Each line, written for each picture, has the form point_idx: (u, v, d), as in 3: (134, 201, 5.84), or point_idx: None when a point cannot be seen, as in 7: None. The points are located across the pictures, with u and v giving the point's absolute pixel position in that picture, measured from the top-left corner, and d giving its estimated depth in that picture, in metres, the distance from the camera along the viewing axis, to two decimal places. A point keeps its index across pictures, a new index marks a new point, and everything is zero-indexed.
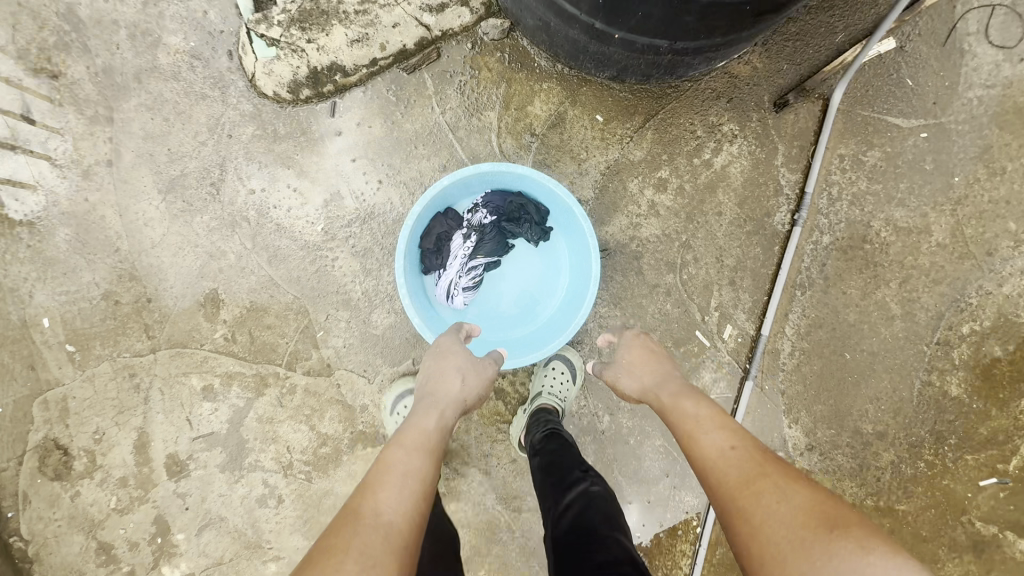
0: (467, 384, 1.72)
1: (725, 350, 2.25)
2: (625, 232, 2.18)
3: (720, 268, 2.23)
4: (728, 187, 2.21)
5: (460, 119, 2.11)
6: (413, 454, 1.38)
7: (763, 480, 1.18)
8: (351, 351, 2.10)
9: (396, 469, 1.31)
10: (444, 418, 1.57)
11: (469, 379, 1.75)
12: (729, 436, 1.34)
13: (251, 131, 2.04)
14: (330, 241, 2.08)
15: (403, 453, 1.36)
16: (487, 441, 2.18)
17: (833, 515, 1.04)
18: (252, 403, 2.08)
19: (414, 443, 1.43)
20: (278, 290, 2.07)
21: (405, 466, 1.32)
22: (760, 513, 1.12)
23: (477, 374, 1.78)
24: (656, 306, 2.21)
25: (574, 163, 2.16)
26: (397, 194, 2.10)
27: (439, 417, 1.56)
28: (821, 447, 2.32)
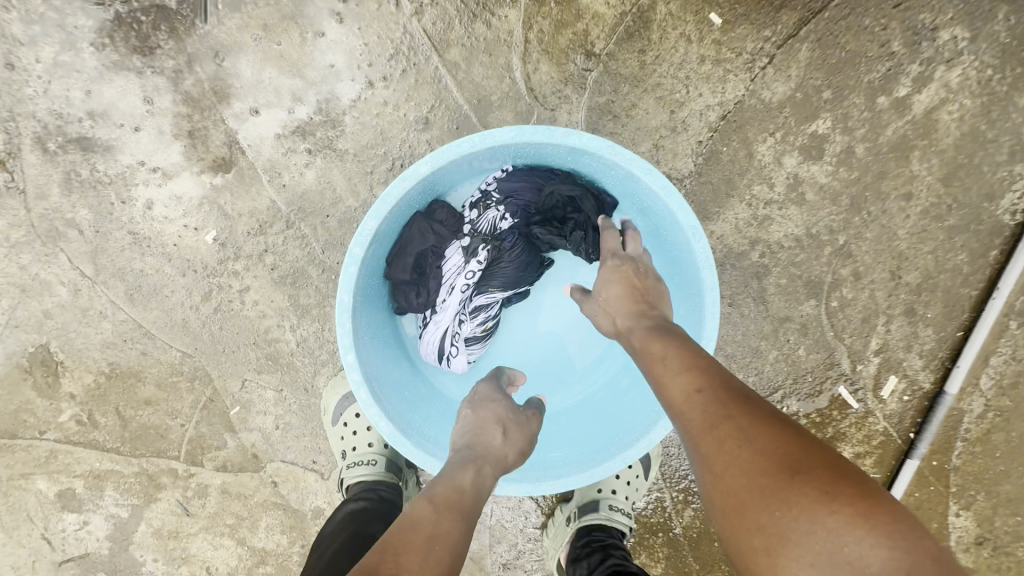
0: (514, 439, 1.01)
1: (884, 412, 1.42)
2: (742, 232, 1.26)
3: (894, 289, 1.33)
4: (929, 149, 1.25)
5: (452, 28, 1.13)
6: (448, 524, 0.78)
7: (741, 434, 0.63)
8: (288, 433, 1.30)
9: (426, 532, 0.75)
10: (488, 485, 0.91)
11: (513, 428, 1.03)
12: (698, 375, 0.73)
13: (59, 59, 1.10)
14: (231, 261, 1.19)
15: (433, 518, 0.78)
16: (506, 551, 1.43)
17: (870, 499, 0.52)
18: (141, 512, 1.33)
19: (444, 499, 0.83)
20: (153, 343, 1.22)
21: (435, 530, 0.76)
22: (753, 526, 0.57)
23: (525, 423, 1.06)
24: (782, 351, 1.35)
25: (664, 108, 1.18)
26: (342, 172, 1.16)
27: (481, 482, 0.91)
28: (997, 539, 1.52)
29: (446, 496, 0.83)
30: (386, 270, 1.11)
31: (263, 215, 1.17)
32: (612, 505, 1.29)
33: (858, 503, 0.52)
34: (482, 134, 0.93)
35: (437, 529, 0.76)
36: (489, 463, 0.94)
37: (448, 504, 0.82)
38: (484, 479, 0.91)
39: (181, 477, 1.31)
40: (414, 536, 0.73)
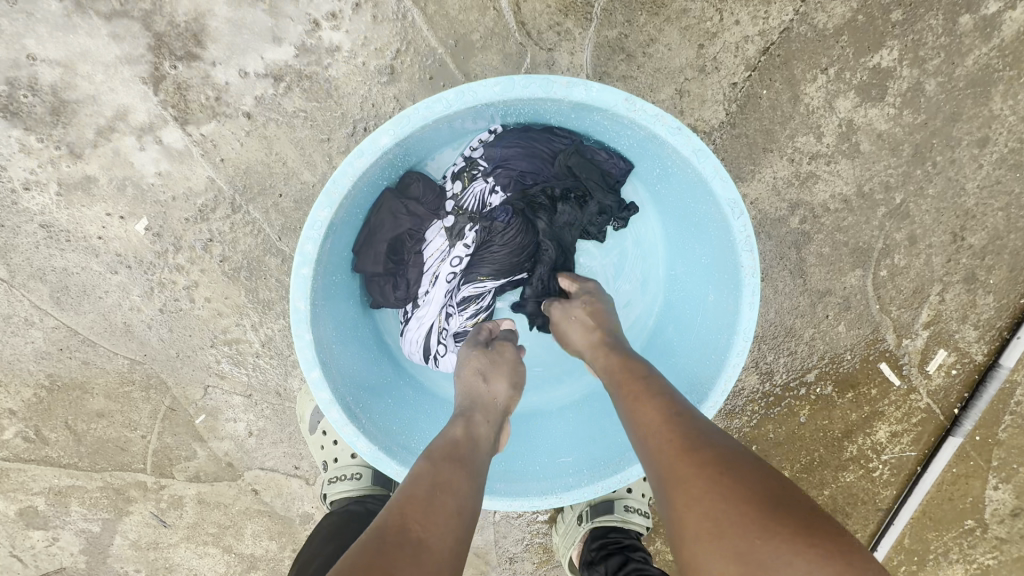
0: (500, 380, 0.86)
1: (929, 388, 1.27)
2: (781, 193, 1.05)
3: (954, 253, 1.14)
4: (1017, 81, 1.01)
5: None
6: (457, 475, 0.66)
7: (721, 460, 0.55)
8: (264, 440, 1.16)
9: (434, 487, 0.63)
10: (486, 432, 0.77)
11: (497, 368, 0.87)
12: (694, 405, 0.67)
13: None
14: (171, 254, 1.00)
15: (431, 475, 0.65)
16: (513, 546, 1.33)
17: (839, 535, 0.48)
18: (114, 526, 1.22)
19: (445, 452, 0.70)
20: (94, 351, 1.06)
21: (441, 483, 0.64)
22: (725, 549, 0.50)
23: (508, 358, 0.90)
24: (819, 328, 1.18)
25: (691, 41, 0.95)
26: (292, 140, 0.94)
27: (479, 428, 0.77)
28: None
29: (447, 445, 0.71)
30: (353, 262, 0.92)
31: (202, 197, 0.97)
32: (628, 506, 1.16)
33: (826, 542, 0.46)
34: (456, 90, 0.72)
35: (446, 481, 0.65)
36: (479, 405, 0.80)
37: (449, 455, 0.70)
38: (480, 423, 0.78)
39: (152, 490, 1.19)
40: (420, 492, 0.62)
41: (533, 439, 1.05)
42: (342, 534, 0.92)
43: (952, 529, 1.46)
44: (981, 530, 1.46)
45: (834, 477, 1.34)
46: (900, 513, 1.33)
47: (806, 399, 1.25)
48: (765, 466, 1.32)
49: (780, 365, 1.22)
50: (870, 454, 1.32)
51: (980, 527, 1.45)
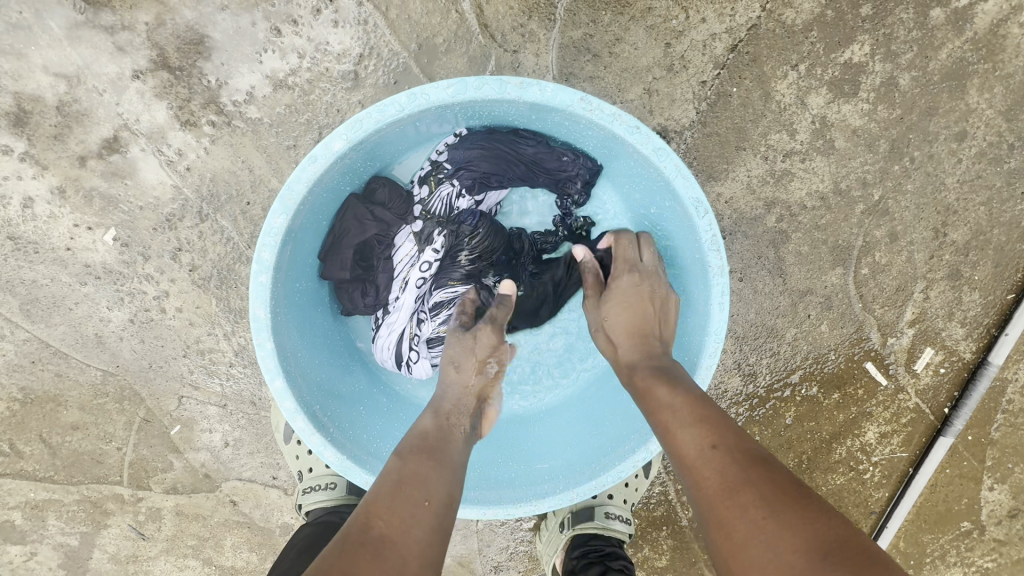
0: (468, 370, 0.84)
1: (916, 388, 1.25)
2: (756, 192, 1.04)
3: (936, 249, 1.12)
4: (992, 75, 1.00)
5: None
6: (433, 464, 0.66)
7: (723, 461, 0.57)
8: (240, 450, 1.15)
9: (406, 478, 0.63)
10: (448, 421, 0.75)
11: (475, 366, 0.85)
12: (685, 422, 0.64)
13: None
14: (140, 264, 0.99)
15: (406, 466, 0.65)
16: (497, 555, 1.31)
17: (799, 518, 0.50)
18: (92, 539, 1.21)
19: (417, 444, 0.69)
20: (66, 362, 1.05)
21: (415, 475, 0.63)
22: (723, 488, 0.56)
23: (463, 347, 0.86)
24: (801, 328, 1.16)
25: (658, 40, 0.94)
26: (258, 148, 0.94)
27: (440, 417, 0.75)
28: None
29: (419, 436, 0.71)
30: (319, 268, 0.91)
31: (169, 207, 0.96)
32: (609, 512, 1.14)
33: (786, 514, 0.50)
34: (411, 93, 0.72)
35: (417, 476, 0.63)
36: (450, 403, 0.78)
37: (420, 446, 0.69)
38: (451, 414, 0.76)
39: (129, 503, 1.18)
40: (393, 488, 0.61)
41: (509, 444, 1.02)
42: (315, 545, 0.89)
43: (948, 532, 1.43)
44: (978, 533, 1.43)
45: (823, 480, 1.32)
46: (893, 516, 1.31)
47: (791, 401, 1.23)
48: None
49: (763, 366, 1.19)
50: (860, 456, 1.31)
51: (977, 529, 1.43)
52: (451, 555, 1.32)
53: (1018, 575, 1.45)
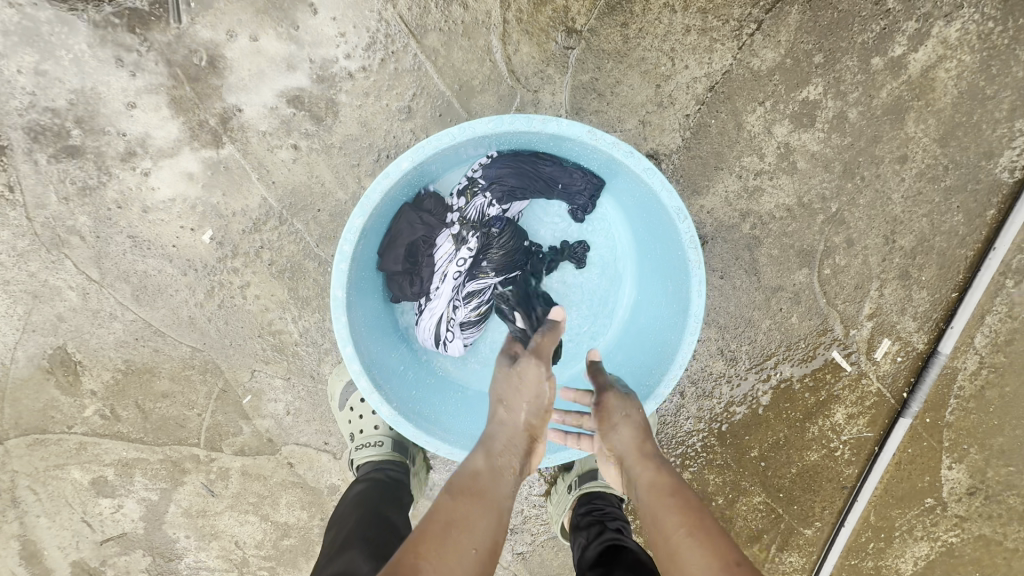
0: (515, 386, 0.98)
1: (876, 375, 1.44)
2: (732, 204, 1.26)
3: (887, 253, 1.33)
4: (926, 110, 1.22)
5: (428, 10, 1.12)
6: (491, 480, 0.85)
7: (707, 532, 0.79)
8: (299, 418, 1.36)
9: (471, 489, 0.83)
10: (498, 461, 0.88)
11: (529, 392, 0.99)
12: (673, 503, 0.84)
13: (35, 63, 1.09)
14: (229, 259, 1.22)
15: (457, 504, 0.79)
16: (514, 517, 1.51)
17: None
18: (170, 494, 1.42)
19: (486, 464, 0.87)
20: (162, 340, 1.28)
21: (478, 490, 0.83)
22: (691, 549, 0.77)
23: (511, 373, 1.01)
24: (774, 320, 1.36)
25: (650, 82, 1.17)
26: (329, 166, 1.17)
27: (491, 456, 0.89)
28: (989, 489, 1.62)
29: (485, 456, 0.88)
30: (379, 262, 1.13)
31: (255, 212, 1.20)
32: None
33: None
34: (461, 126, 0.95)
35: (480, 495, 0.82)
36: (501, 443, 0.91)
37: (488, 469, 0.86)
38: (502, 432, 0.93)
39: (203, 462, 1.39)
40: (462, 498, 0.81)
41: None
42: (365, 498, 1.09)
43: (914, 507, 1.62)
44: (941, 509, 1.64)
45: (800, 457, 1.52)
46: (862, 490, 1.52)
47: (768, 384, 1.43)
48: (736, 446, 1.49)
49: (743, 352, 1.39)
50: (830, 435, 1.50)
51: (939, 505, 1.62)
52: None
53: (976, 546, 1.66)
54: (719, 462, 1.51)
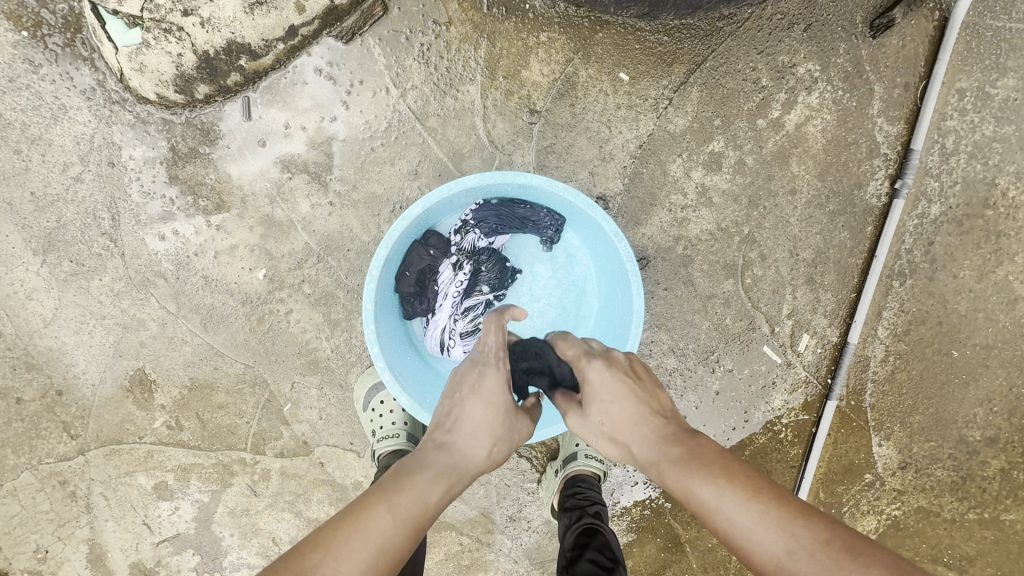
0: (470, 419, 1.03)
1: (804, 365, 1.75)
2: (666, 232, 1.64)
3: (795, 263, 1.69)
4: (803, 155, 1.63)
5: (429, 102, 1.53)
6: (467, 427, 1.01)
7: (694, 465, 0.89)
8: (329, 422, 1.63)
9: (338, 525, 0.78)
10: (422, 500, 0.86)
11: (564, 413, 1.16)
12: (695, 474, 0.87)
13: (143, 152, 1.49)
14: (278, 291, 1.56)
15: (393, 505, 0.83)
16: (511, 505, 1.76)
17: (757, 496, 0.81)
18: (219, 496, 1.65)
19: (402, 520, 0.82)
20: (222, 360, 1.59)
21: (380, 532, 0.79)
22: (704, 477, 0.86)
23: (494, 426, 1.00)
24: (712, 322, 1.70)
25: (594, 144, 1.58)
26: (356, 217, 1.54)
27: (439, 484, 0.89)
28: (919, 463, 1.86)
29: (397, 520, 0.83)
30: (396, 286, 1.49)
31: (299, 254, 1.55)
32: (587, 454, 1.62)
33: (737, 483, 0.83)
34: (456, 181, 1.32)
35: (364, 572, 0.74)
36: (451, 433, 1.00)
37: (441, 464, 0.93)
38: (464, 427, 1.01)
39: (249, 465, 1.64)
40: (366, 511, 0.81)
41: None
42: None
43: (856, 482, 1.87)
44: (879, 483, 1.88)
45: (749, 438, 1.77)
46: (805, 468, 1.74)
47: (715, 376, 1.74)
48: None
49: (690, 350, 1.72)
50: (773, 420, 1.77)
51: (877, 480, 1.87)
52: (477, 508, 1.75)
53: (919, 518, 1.88)
54: None
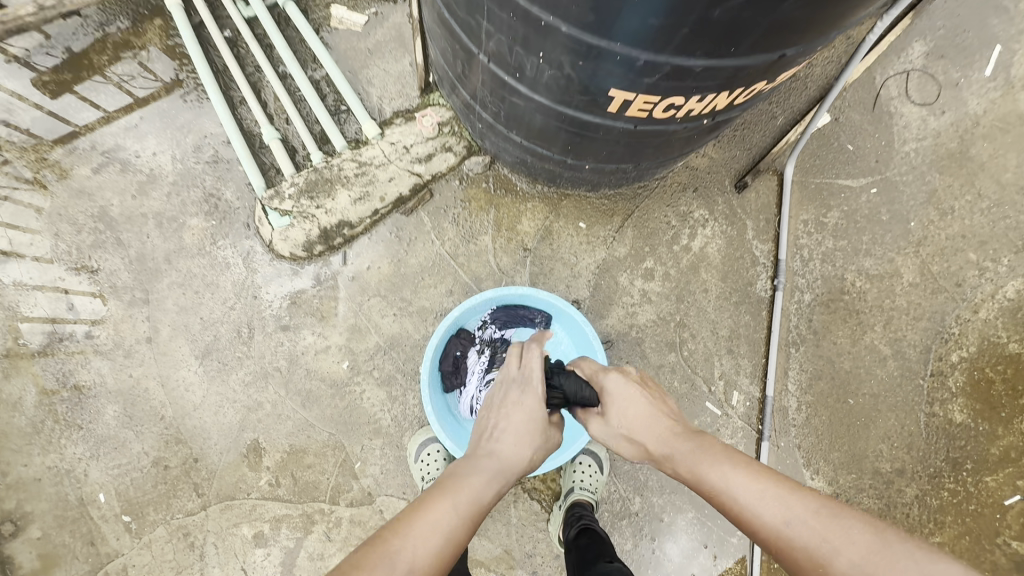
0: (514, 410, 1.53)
1: (737, 415, 2.36)
2: (623, 323, 2.37)
3: (716, 340, 2.40)
4: (708, 266, 2.43)
5: (458, 247, 2.35)
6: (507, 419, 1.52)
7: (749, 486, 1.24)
8: (389, 475, 2.20)
9: (397, 524, 1.15)
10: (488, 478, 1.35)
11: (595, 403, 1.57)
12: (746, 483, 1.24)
13: (272, 288, 2.25)
14: (356, 377, 2.25)
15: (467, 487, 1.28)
16: (528, 543, 2.24)
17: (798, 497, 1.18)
18: (303, 540, 2.16)
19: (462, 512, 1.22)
20: (314, 430, 2.21)
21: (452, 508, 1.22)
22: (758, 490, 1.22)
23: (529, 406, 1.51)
24: (664, 385, 2.36)
25: (568, 267, 2.38)
26: (411, 323, 2.29)
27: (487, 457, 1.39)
28: (847, 492, 2.38)
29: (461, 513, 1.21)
30: (439, 366, 2.18)
31: (371, 350, 2.26)
32: (581, 487, 2.14)
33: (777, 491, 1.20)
34: (480, 294, 2.09)
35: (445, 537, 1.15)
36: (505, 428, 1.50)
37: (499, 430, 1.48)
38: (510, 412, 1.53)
39: (327, 513, 2.17)
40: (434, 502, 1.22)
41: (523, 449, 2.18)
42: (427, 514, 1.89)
43: None
44: None
45: None
46: None
47: None
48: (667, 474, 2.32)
49: None
50: None
51: None
52: (501, 547, 2.23)
53: None
54: (659, 488, 2.31)
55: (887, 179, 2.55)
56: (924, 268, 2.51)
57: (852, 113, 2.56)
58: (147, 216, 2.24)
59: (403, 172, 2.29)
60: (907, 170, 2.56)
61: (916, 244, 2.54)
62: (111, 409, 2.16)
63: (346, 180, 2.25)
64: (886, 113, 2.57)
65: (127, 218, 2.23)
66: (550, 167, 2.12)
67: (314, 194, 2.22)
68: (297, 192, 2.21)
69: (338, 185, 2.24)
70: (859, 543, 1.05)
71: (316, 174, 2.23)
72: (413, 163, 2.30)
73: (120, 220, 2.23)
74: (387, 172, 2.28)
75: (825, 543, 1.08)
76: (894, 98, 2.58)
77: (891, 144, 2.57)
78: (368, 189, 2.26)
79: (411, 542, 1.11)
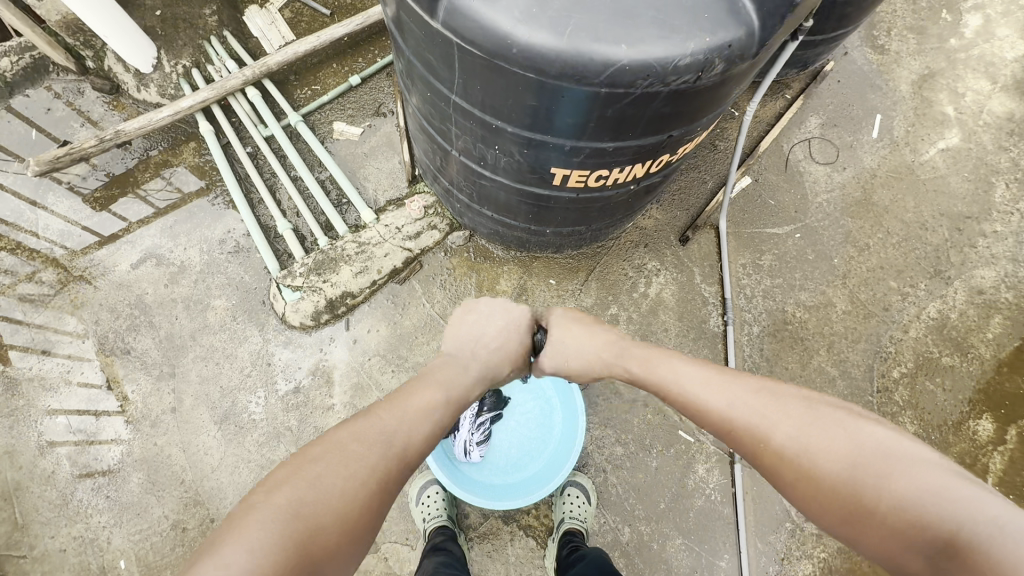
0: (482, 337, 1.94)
1: (709, 441, 2.59)
2: None
3: None
4: (665, 308, 2.79)
5: (446, 307, 2.70)
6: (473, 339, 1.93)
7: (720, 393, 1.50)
8: (392, 522, 2.37)
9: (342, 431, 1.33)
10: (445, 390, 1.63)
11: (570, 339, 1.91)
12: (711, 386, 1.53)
13: (283, 355, 2.56)
14: None
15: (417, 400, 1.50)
16: None
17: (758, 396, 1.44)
18: None
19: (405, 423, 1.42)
20: None
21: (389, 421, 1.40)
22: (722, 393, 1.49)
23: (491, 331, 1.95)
24: (639, 417, 2.61)
25: None
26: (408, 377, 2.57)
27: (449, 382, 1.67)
28: None
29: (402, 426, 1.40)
30: None
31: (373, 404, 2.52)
32: (571, 518, 2.32)
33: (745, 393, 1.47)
34: None
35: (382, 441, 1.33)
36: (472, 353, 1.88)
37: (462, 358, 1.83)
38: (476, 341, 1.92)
39: None
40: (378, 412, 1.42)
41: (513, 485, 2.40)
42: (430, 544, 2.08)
43: (785, 533, 2.49)
44: (802, 531, 2.50)
45: (689, 501, 2.49)
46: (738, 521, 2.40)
47: (652, 456, 2.55)
48: (651, 503, 2.49)
49: (630, 439, 2.58)
50: (702, 485, 2.52)
51: (799, 527, 2.49)
52: None
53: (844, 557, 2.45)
54: (645, 516, 2.47)
55: (807, 224, 3.00)
56: (853, 297, 2.88)
57: (769, 175, 3.08)
58: (177, 301, 2.61)
59: (396, 248, 2.69)
60: (823, 217, 3.03)
61: (843, 277, 2.93)
62: (136, 476, 2.37)
63: (348, 258, 2.62)
64: (797, 172, 3.10)
65: (159, 305, 2.61)
66: (518, 235, 2.54)
67: (321, 271, 2.58)
68: (306, 270, 2.57)
69: (341, 262, 2.61)
70: (795, 415, 1.33)
71: (323, 254, 2.61)
72: (405, 240, 2.71)
73: (154, 306, 2.60)
74: (383, 249, 2.67)
75: (767, 419, 1.35)
76: (801, 160, 3.12)
77: (806, 196, 3.06)
78: (367, 263, 2.63)
79: (356, 442, 1.29)
